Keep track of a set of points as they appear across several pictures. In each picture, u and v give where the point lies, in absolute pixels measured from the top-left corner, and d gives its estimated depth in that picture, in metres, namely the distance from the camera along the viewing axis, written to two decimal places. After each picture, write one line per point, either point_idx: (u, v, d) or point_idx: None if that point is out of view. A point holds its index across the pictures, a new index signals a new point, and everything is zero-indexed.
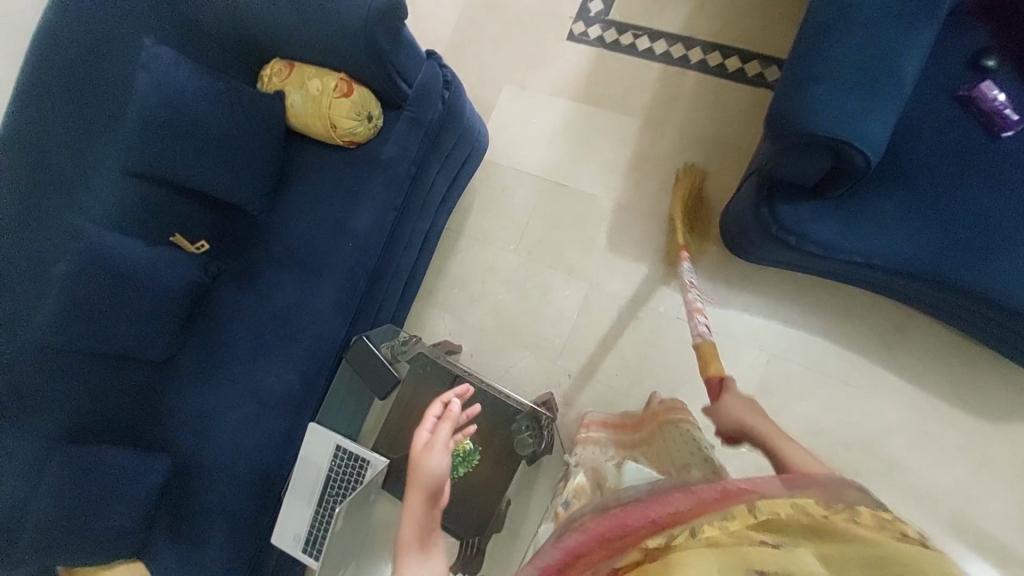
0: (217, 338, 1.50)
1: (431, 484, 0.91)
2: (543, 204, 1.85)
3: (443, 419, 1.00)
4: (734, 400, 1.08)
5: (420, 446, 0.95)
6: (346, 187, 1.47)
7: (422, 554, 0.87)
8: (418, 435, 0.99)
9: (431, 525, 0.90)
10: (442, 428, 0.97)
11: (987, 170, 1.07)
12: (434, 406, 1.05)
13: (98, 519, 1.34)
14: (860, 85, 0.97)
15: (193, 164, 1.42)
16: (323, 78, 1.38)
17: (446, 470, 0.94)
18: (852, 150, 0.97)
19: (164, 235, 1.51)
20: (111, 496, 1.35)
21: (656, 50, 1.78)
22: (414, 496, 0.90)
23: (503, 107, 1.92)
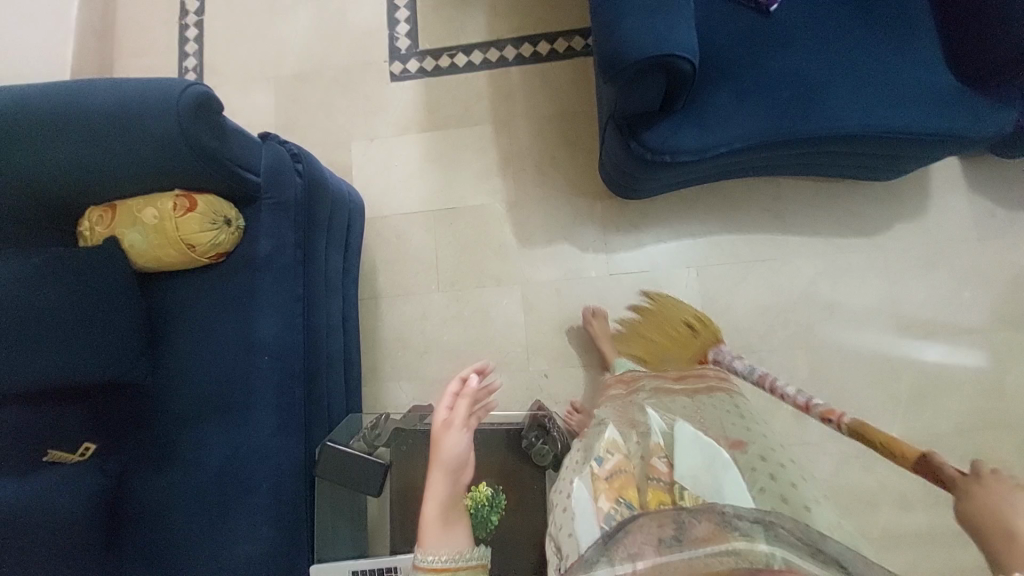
0: (156, 537, 1.23)
1: (453, 457, 0.99)
2: (442, 233, 1.82)
3: (461, 395, 1.06)
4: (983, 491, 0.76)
5: (439, 424, 1.03)
6: (234, 303, 1.30)
7: (444, 525, 0.96)
8: (437, 412, 1.04)
9: (453, 491, 0.99)
10: (461, 405, 1.04)
11: (775, 39, 1.25)
12: (451, 384, 1.08)
13: None
14: (657, 8, 1.09)
15: (39, 364, 1.18)
16: (156, 203, 1.23)
17: (467, 445, 1.02)
18: (680, 61, 1.08)
19: (37, 459, 1.21)
20: None
21: (475, 61, 1.88)
22: (436, 472, 0.98)
23: (360, 164, 1.88)
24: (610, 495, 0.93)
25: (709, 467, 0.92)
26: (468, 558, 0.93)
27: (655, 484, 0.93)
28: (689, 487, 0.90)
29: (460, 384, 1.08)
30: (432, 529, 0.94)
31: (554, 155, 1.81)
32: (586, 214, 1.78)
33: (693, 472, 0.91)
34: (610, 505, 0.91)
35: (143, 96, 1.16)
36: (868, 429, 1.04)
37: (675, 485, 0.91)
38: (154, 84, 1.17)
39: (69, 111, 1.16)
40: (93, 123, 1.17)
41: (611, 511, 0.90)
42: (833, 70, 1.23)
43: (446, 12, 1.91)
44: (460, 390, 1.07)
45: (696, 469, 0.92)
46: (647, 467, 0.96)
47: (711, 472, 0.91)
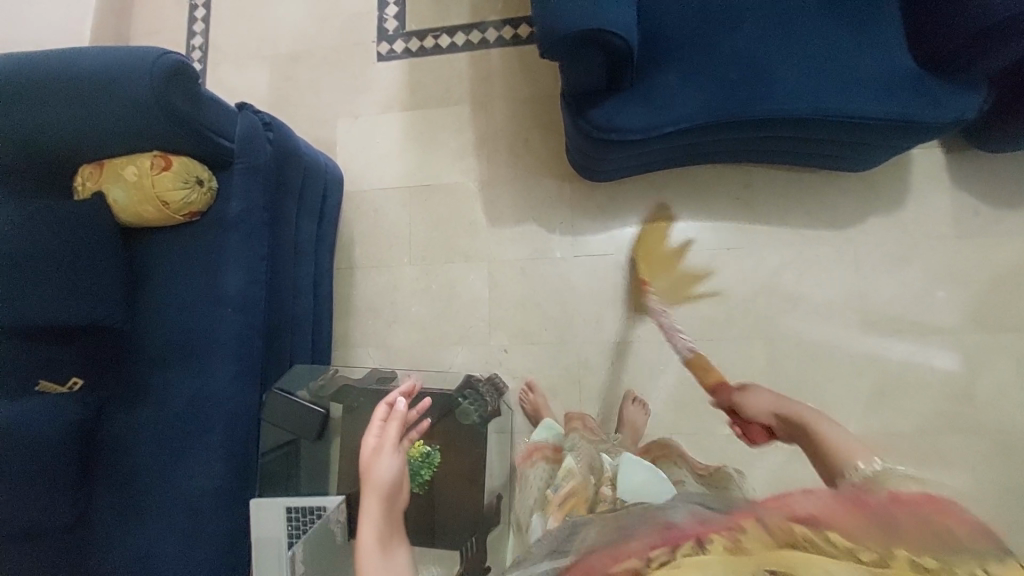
0: (125, 467, 1.38)
1: (385, 484, 1.07)
2: (416, 208, 1.89)
3: (389, 420, 1.16)
4: (757, 399, 1.30)
5: (369, 452, 1.11)
6: (206, 257, 1.41)
7: (382, 555, 0.99)
8: (367, 440, 1.13)
9: (388, 518, 1.05)
10: (388, 432, 1.14)
11: (725, 21, 1.26)
12: (378, 410, 1.19)
13: None
14: None
15: (27, 300, 1.33)
16: (136, 162, 1.35)
17: (397, 468, 1.10)
18: (614, 37, 1.12)
19: (26, 388, 1.34)
20: None
21: (458, 43, 1.93)
22: (370, 498, 1.05)
23: (344, 139, 1.97)
24: (557, 514, 1.09)
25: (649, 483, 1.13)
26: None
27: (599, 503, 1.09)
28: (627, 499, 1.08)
29: (388, 409, 1.20)
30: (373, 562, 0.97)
31: (528, 136, 1.85)
32: (555, 196, 1.81)
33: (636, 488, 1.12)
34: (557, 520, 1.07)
35: (124, 62, 1.27)
36: (699, 361, 1.59)
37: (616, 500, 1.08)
38: (134, 50, 1.28)
39: (62, 72, 1.29)
40: (81, 85, 1.29)
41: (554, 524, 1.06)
42: (781, 52, 1.24)
43: None
44: (389, 415, 1.18)
45: (640, 482, 1.14)
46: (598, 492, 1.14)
47: (653, 484, 1.13)
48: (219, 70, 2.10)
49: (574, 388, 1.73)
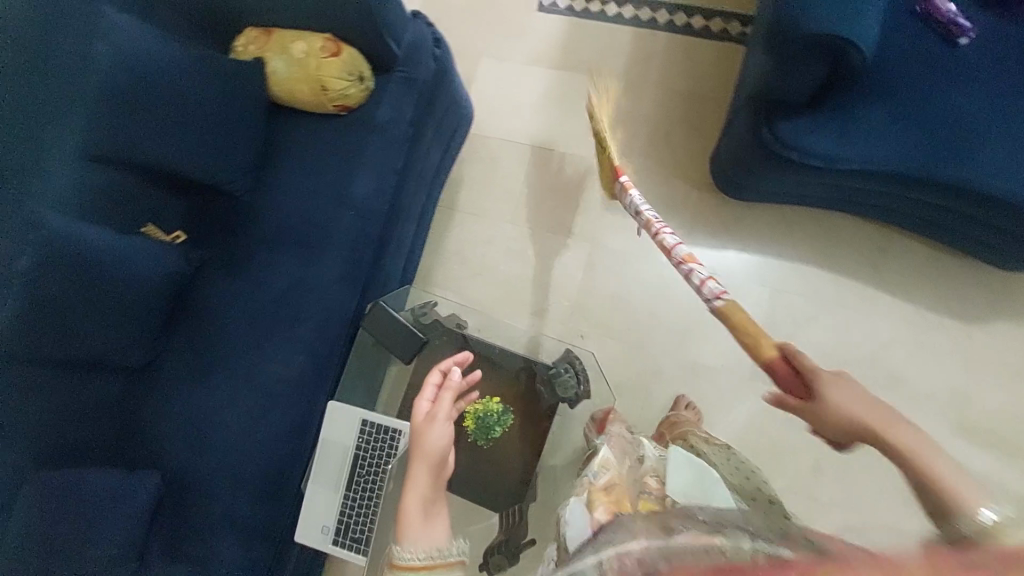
0: (206, 332, 1.39)
1: (435, 451, 0.98)
2: (533, 169, 1.85)
3: (444, 389, 1.06)
4: (840, 392, 0.87)
5: (421, 418, 1.02)
6: (341, 154, 1.39)
7: (426, 522, 0.91)
8: (419, 406, 1.04)
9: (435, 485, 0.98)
10: (443, 398, 1.04)
11: (947, 73, 1.18)
12: (433, 376, 1.10)
13: (79, 534, 1.23)
14: None
15: (160, 141, 1.31)
16: (307, 40, 1.32)
17: (449, 437, 1.00)
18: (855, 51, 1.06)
19: (133, 226, 1.37)
20: (90, 527, 1.24)
21: (625, 15, 1.85)
22: (417, 467, 0.96)
23: (480, 79, 1.92)
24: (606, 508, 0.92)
25: (699, 485, 0.93)
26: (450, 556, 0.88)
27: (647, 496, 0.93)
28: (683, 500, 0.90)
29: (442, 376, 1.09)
30: (418, 523, 0.90)
31: (668, 131, 1.78)
32: (677, 200, 1.75)
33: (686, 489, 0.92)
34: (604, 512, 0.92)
35: None
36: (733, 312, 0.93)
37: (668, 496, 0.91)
38: None
39: None
40: None
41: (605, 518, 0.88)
42: (1001, 123, 1.15)
43: None
44: (444, 383, 1.08)
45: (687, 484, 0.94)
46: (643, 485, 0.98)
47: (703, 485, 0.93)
48: None
49: (639, 394, 1.69)
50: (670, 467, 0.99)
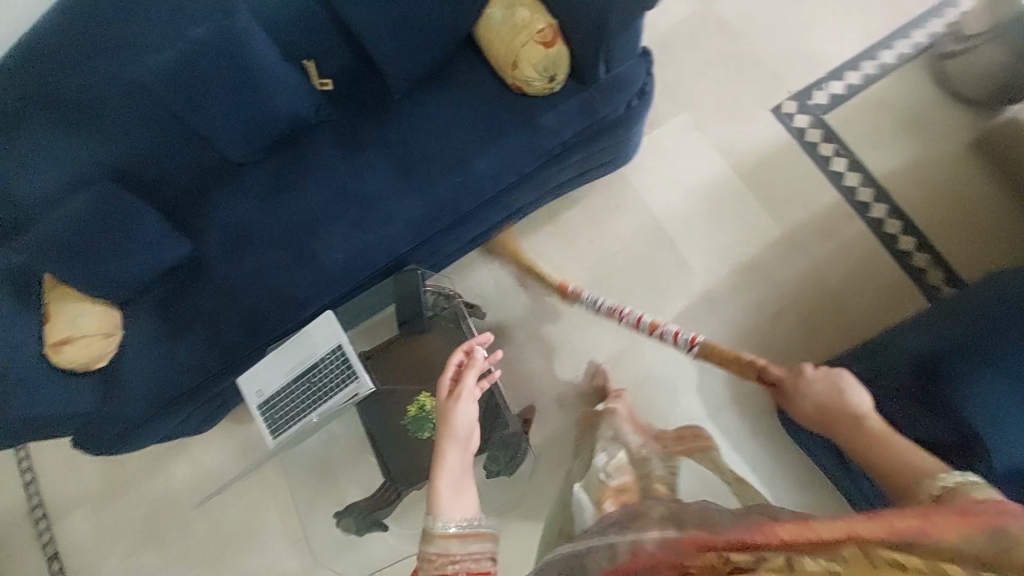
0: (291, 176, 1.51)
1: (461, 427, 1.10)
2: (642, 243, 1.75)
3: (466, 367, 1.18)
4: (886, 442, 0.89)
5: (447, 397, 1.15)
6: (490, 123, 1.38)
7: (456, 488, 1.03)
8: (445, 386, 1.17)
9: (466, 467, 1.08)
10: (467, 376, 1.17)
11: None
12: (456, 355, 1.23)
13: (106, 250, 1.46)
14: None
15: (365, 8, 1.37)
16: (533, 14, 1.25)
17: (473, 416, 1.13)
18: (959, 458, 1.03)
19: (299, 57, 1.48)
20: (117, 250, 1.47)
21: (844, 179, 1.66)
22: (448, 445, 1.08)
23: (668, 131, 1.80)
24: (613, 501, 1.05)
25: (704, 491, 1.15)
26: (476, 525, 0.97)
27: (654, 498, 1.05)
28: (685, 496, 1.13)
29: (465, 356, 1.22)
30: (450, 498, 1.00)
31: (782, 312, 1.61)
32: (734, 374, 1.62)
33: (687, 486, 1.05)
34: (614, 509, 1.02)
35: None
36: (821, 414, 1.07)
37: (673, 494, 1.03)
38: None
39: None
40: None
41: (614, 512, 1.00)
42: None
43: (885, 120, 1.68)
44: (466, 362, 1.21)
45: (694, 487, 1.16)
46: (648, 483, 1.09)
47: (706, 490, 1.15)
48: None
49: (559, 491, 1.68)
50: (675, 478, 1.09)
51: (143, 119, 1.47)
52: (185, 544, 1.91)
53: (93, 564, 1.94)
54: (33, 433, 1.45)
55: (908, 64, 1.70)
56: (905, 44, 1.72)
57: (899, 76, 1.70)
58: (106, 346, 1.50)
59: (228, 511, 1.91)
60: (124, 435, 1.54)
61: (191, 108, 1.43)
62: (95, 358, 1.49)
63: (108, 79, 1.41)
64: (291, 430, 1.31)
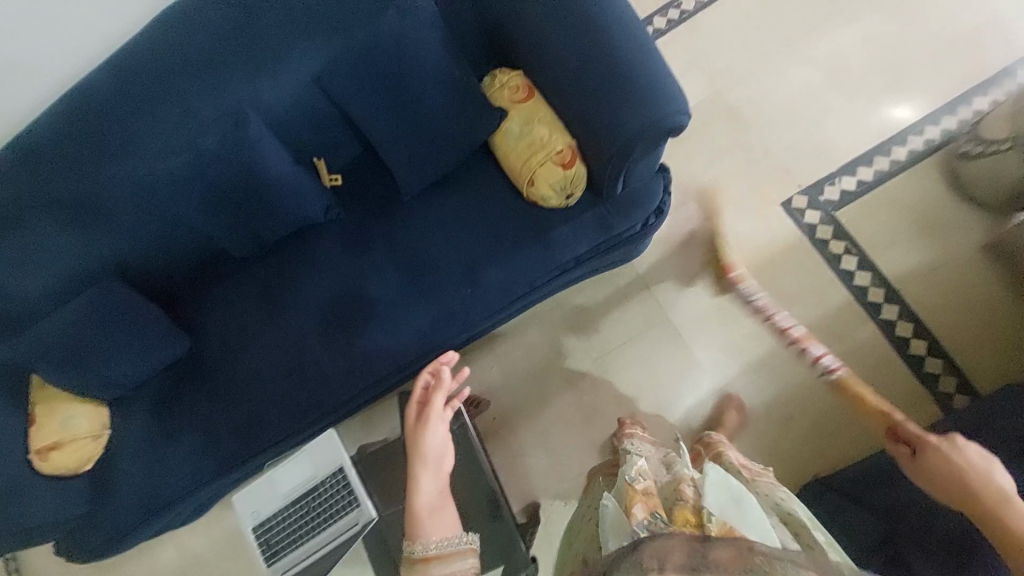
0: (297, 275, 1.47)
1: (432, 452, 1.06)
2: (653, 335, 1.73)
3: (433, 390, 1.11)
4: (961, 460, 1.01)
5: (413, 420, 1.09)
6: (505, 233, 1.35)
7: (433, 513, 1.01)
8: (411, 410, 1.10)
9: (443, 486, 1.07)
10: (433, 399, 1.10)
11: None
12: (422, 375, 1.14)
13: (98, 354, 1.40)
14: None
15: (378, 114, 1.33)
16: (551, 134, 1.24)
17: (444, 439, 1.08)
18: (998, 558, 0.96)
19: (308, 155, 1.44)
20: (111, 354, 1.41)
21: (855, 279, 1.66)
22: (421, 471, 1.05)
23: (679, 221, 1.78)
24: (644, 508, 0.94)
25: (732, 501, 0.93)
26: (461, 544, 0.97)
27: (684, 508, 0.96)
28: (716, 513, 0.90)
29: (431, 376, 1.14)
30: (430, 521, 1.00)
31: (793, 415, 1.61)
32: None
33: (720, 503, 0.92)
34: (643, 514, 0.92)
35: (655, 79, 1.12)
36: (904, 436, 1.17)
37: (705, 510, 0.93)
38: (669, 83, 1.12)
39: (603, 21, 1.16)
40: (600, 51, 1.15)
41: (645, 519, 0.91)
42: None
43: (896, 218, 1.68)
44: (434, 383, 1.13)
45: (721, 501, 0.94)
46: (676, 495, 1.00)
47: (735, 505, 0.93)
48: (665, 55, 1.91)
49: None
50: (707, 488, 0.96)
51: (139, 221, 1.40)
52: None
53: None
54: (14, 547, 1.38)
55: (921, 161, 1.71)
56: (919, 140, 1.72)
57: (911, 174, 1.70)
58: (95, 448, 1.46)
59: None
60: (105, 548, 1.44)
61: (196, 211, 1.40)
62: (83, 461, 1.44)
63: (105, 185, 1.34)
64: (287, 557, 1.25)
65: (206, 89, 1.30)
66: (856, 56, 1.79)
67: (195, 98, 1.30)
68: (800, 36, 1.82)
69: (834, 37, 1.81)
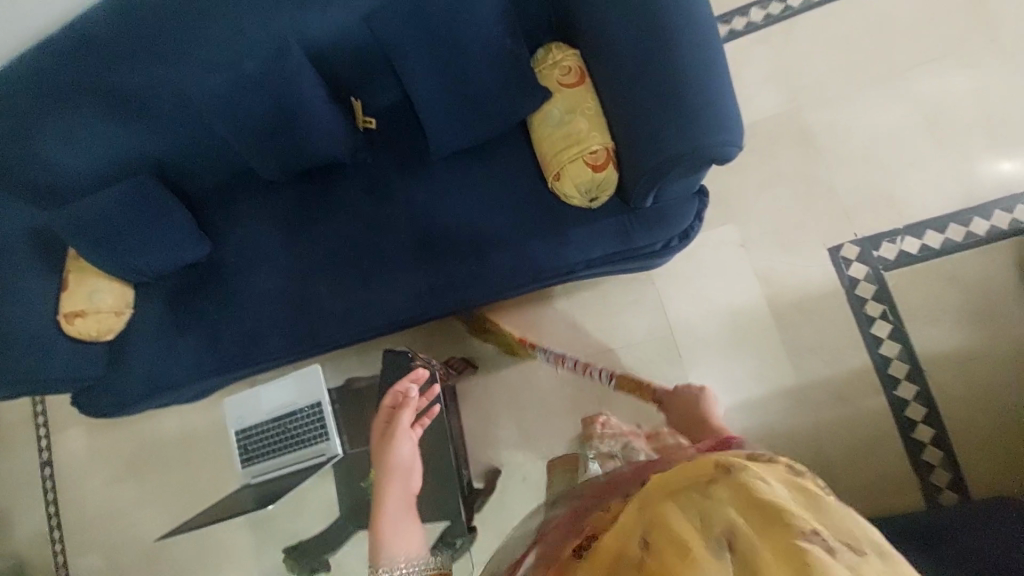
0: (315, 209, 1.50)
1: (399, 465, 1.13)
2: (652, 348, 1.69)
3: (400, 409, 1.18)
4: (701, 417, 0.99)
5: (381, 436, 1.18)
6: (520, 218, 1.31)
7: (398, 531, 1.05)
8: (380, 426, 1.19)
9: (409, 502, 1.12)
10: (401, 417, 1.17)
11: None
12: (389, 395, 1.22)
13: (125, 241, 1.48)
14: None
15: (419, 66, 1.27)
16: (590, 130, 1.16)
17: (411, 455, 1.15)
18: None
19: (347, 91, 1.43)
20: (135, 244, 1.49)
21: (880, 347, 1.55)
22: (389, 486, 1.12)
23: (713, 239, 1.68)
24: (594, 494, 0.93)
25: None
26: (425, 567, 1.02)
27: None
28: None
29: (401, 392, 1.22)
30: (395, 540, 1.04)
31: None
32: None
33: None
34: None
35: (713, 99, 1.02)
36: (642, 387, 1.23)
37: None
38: (727, 107, 1.02)
39: (676, 22, 1.04)
40: (663, 56, 1.04)
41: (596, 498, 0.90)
42: None
43: (950, 297, 1.53)
44: (402, 400, 1.20)
45: None
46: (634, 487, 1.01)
47: None
48: (752, 54, 1.73)
49: None
50: None
51: (180, 124, 1.45)
52: (157, 491, 2.06)
53: (76, 480, 2.12)
54: (35, 391, 1.56)
55: (999, 241, 1.52)
56: (1004, 217, 1.53)
57: (983, 251, 1.53)
58: (116, 322, 1.59)
59: (198, 475, 2.03)
60: (112, 409, 1.62)
61: (230, 128, 1.41)
62: (105, 331, 1.58)
63: (151, 84, 1.36)
64: (259, 464, 1.37)
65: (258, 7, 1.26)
66: (963, 104, 1.60)
67: (245, 13, 1.27)
68: (906, 67, 1.64)
69: (944, 78, 1.62)
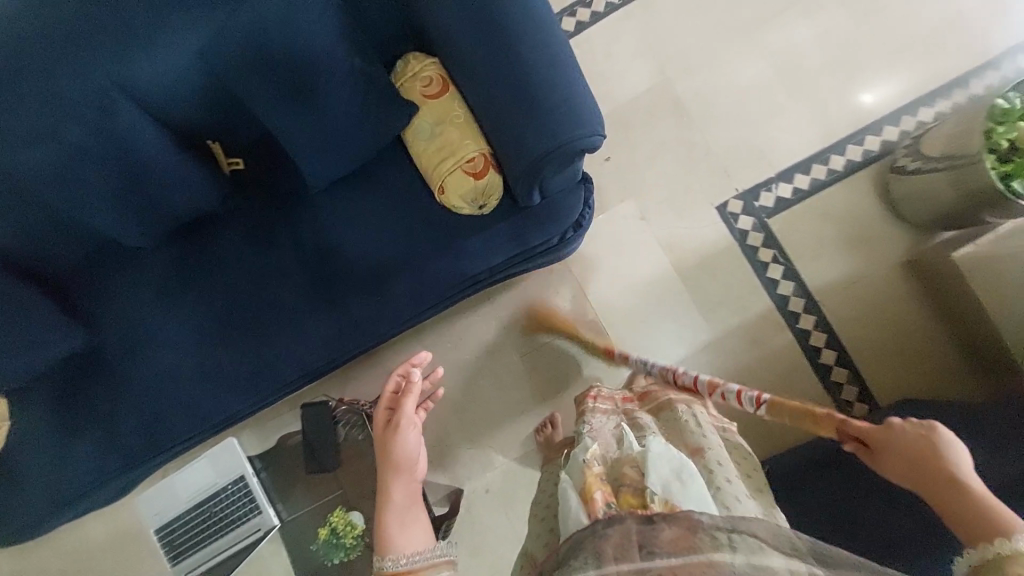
0: (198, 269, 1.39)
1: (405, 455, 1.13)
2: (581, 332, 1.73)
3: (404, 395, 1.16)
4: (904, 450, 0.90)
5: (383, 426, 1.16)
6: (416, 237, 1.28)
7: (402, 524, 1.07)
8: (382, 416, 1.16)
9: (414, 493, 1.14)
10: (405, 402, 1.15)
11: None
12: (390, 383, 1.20)
13: None
14: None
15: (272, 102, 1.20)
16: (462, 139, 1.15)
17: (416, 443, 1.14)
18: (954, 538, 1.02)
19: (202, 137, 1.32)
20: None
21: (778, 288, 1.67)
22: (395, 478, 1.12)
23: (614, 218, 1.74)
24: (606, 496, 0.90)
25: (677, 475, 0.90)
26: (434, 555, 1.01)
27: (627, 489, 0.92)
28: (659, 492, 0.88)
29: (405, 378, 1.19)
30: (399, 533, 1.06)
31: None
32: None
33: (665, 482, 0.89)
34: (602, 501, 0.89)
35: (567, 92, 1.04)
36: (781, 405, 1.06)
37: (646, 490, 0.89)
38: (582, 98, 1.04)
39: (517, 21, 1.04)
40: (513, 56, 1.04)
41: (605, 506, 0.88)
42: None
43: (828, 231, 1.68)
44: (405, 386, 1.18)
45: (666, 477, 0.90)
46: (620, 475, 0.95)
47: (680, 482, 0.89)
48: (614, 36, 1.80)
49: None
50: (650, 463, 0.92)
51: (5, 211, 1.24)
52: None
53: None
54: None
55: (857, 172, 1.69)
56: (857, 150, 1.70)
57: (846, 183, 1.69)
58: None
59: None
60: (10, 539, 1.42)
61: (70, 202, 1.26)
62: None
63: None
64: (191, 558, 1.26)
65: (63, 67, 1.11)
66: (806, 53, 1.75)
67: (52, 76, 1.11)
68: (752, 26, 1.77)
69: (788, 31, 1.76)
